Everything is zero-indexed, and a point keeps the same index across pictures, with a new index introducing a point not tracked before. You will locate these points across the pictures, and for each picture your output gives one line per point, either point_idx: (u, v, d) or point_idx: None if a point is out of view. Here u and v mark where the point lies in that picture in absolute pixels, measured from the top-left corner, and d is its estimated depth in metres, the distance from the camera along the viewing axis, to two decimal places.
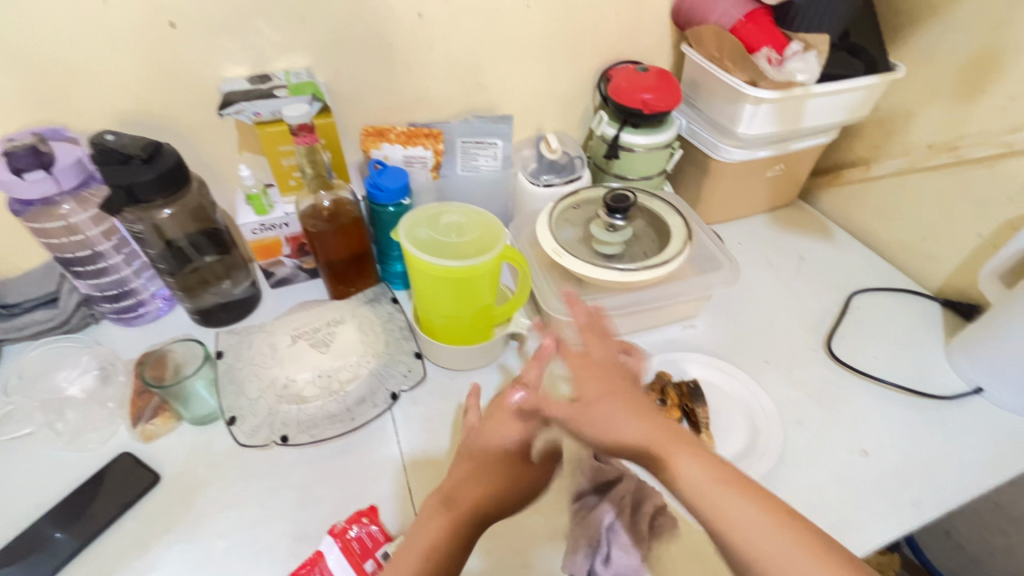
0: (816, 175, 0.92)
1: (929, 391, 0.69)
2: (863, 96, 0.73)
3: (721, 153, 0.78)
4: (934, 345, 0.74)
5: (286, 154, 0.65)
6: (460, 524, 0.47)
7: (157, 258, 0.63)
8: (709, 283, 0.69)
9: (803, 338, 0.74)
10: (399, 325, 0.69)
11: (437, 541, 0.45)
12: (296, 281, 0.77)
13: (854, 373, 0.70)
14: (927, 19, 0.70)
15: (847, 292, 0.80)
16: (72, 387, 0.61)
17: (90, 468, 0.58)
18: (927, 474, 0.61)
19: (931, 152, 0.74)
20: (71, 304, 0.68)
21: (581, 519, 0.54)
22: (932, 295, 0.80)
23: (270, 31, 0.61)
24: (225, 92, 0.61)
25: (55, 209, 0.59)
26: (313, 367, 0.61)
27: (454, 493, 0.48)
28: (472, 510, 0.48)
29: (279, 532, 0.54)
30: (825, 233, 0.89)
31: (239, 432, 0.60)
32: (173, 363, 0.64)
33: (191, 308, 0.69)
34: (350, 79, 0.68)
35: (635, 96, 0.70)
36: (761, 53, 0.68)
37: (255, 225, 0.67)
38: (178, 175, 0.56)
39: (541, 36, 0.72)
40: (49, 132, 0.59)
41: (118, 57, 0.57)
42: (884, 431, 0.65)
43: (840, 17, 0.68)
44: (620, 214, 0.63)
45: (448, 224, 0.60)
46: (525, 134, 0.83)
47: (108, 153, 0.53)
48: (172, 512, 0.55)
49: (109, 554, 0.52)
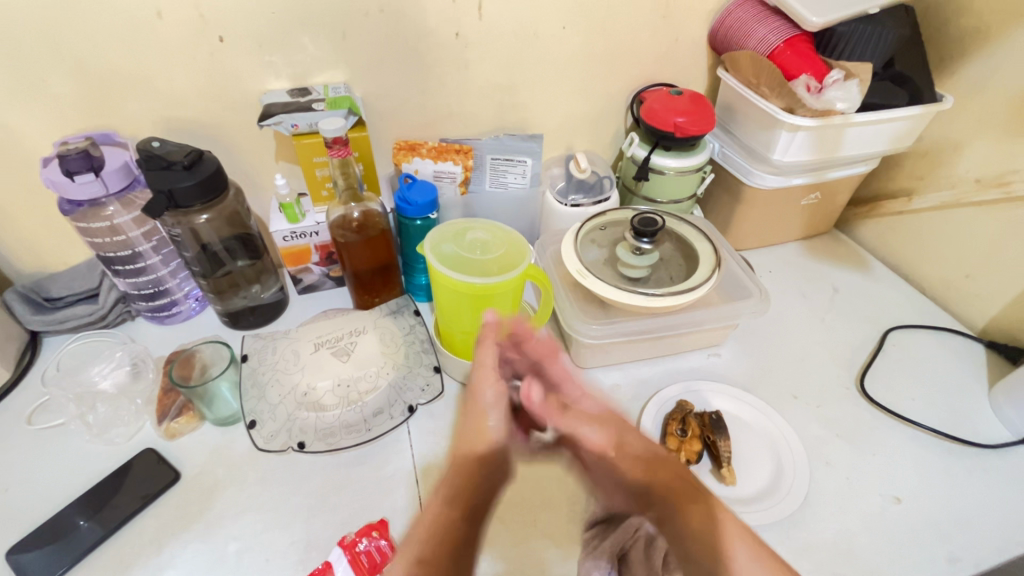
0: (853, 206, 0.89)
1: (970, 437, 0.65)
2: (906, 126, 0.71)
3: (754, 178, 0.76)
4: (976, 389, 0.70)
5: (321, 165, 0.67)
6: (455, 495, 0.46)
7: (192, 260, 0.66)
8: (737, 312, 0.68)
9: (834, 373, 0.72)
10: (420, 338, 0.69)
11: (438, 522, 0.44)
12: (322, 288, 0.78)
13: (888, 414, 0.67)
14: (977, 51, 0.68)
15: (883, 328, 0.77)
16: (104, 381, 0.63)
17: (116, 462, 0.60)
18: (966, 527, 0.57)
19: (978, 187, 0.71)
20: (110, 301, 0.70)
21: (591, 549, 0.54)
22: (975, 336, 0.76)
23: (314, 47, 0.63)
24: (266, 105, 0.63)
25: (101, 209, 0.62)
26: (333, 377, 0.63)
27: (454, 474, 0.47)
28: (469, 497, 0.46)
29: (292, 539, 0.54)
30: (862, 265, 0.86)
31: (258, 435, 0.61)
32: (200, 363, 0.65)
33: (221, 310, 0.72)
34: (386, 95, 0.69)
35: (667, 119, 0.70)
36: (799, 79, 0.67)
37: (286, 232, 0.68)
38: (217, 182, 0.58)
39: (576, 57, 0.72)
40: (101, 137, 0.62)
41: (170, 69, 0.60)
42: (919, 478, 0.61)
43: (885, 46, 0.67)
44: (647, 238, 0.62)
45: (474, 241, 0.61)
46: (555, 153, 0.83)
47: (153, 159, 0.55)
48: (190, 511, 0.56)
49: (127, 549, 0.53)
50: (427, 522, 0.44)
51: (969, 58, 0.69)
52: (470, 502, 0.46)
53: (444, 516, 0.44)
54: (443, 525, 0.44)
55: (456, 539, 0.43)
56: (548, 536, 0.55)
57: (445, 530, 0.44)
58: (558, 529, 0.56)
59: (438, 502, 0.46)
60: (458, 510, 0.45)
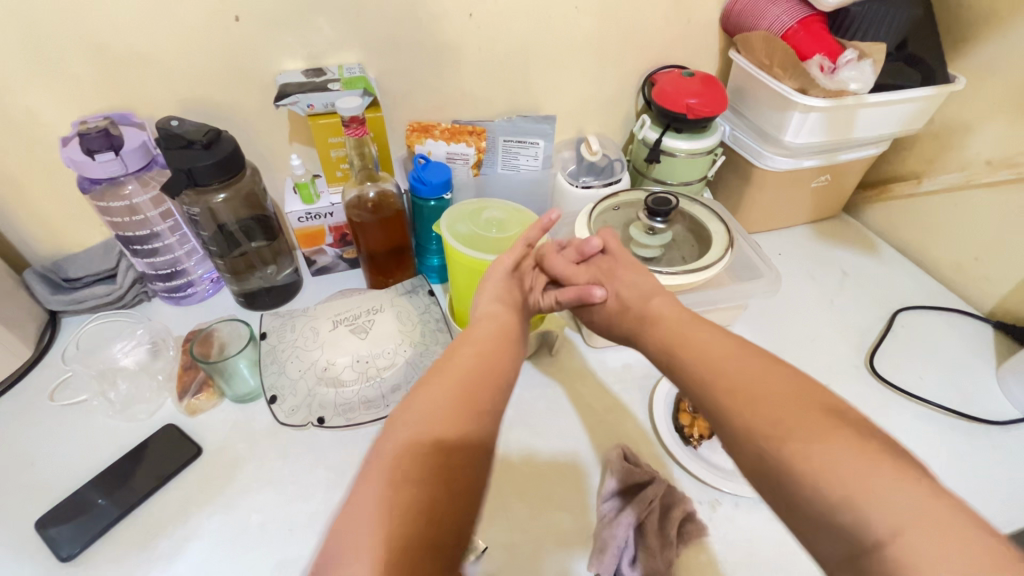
0: (862, 189, 0.89)
1: (977, 414, 0.66)
2: (920, 107, 0.71)
3: (766, 160, 0.77)
4: (984, 368, 0.71)
5: (336, 146, 0.67)
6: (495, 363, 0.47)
7: (209, 240, 0.66)
8: (749, 291, 0.68)
9: (844, 354, 0.72)
10: (435, 317, 0.69)
11: (478, 362, 0.47)
12: (336, 270, 0.79)
13: (895, 391, 0.68)
14: (988, 33, 0.68)
15: (891, 309, 0.78)
16: (125, 359, 0.65)
17: (135, 438, 0.61)
18: (974, 501, 0.58)
19: (989, 168, 0.72)
20: (127, 281, 0.71)
21: (607, 522, 0.54)
22: (983, 317, 0.77)
23: (329, 28, 0.63)
24: (281, 84, 0.63)
25: (120, 189, 0.63)
26: (351, 353, 0.64)
27: (485, 345, 0.49)
28: (489, 354, 0.48)
29: (314, 511, 0.56)
30: (870, 248, 0.87)
31: (279, 410, 0.62)
32: (219, 341, 0.66)
33: (237, 291, 0.73)
34: (399, 77, 0.69)
35: (679, 101, 0.70)
36: (813, 60, 0.67)
37: (301, 213, 0.69)
38: (235, 161, 0.59)
39: (589, 38, 0.72)
40: (118, 117, 0.63)
41: (186, 49, 0.60)
42: (926, 454, 0.62)
43: (898, 27, 0.67)
44: (660, 217, 0.63)
45: (489, 220, 0.62)
46: (566, 136, 0.83)
47: (172, 138, 0.56)
48: (212, 484, 0.57)
49: (151, 522, 0.54)
50: (416, 429, 0.41)
51: (980, 38, 0.69)
52: (497, 369, 0.47)
53: (474, 364, 0.47)
54: (474, 364, 0.46)
55: (482, 378, 0.46)
56: (563, 508, 0.57)
57: (486, 370, 0.46)
58: (574, 501, 0.57)
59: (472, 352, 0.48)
60: (488, 369, 0.46)
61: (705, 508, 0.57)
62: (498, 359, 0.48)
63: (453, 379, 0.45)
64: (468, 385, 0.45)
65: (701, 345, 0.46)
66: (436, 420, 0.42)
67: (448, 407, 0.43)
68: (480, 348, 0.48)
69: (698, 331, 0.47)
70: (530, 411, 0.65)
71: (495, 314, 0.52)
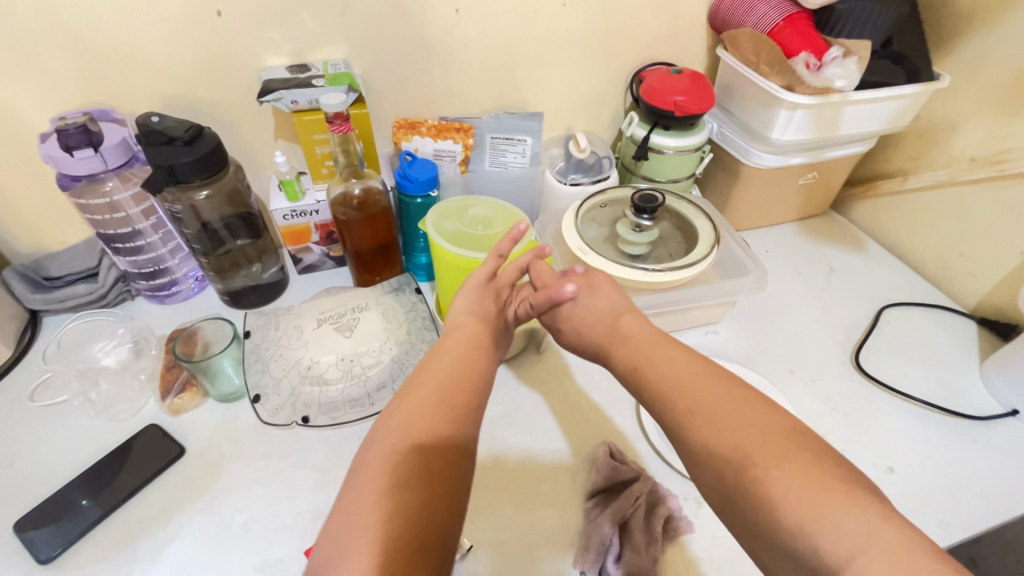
0: (849, 186, 0.90)
1: (961, 410, 0.67)
2: (906, 104, 0.71)
3: (753, 158, 0.77)
4: (968, 364, 0.72)
5: (321, 143, 0.67)
6: (471, 372, 0.48)
7: (192, 238, 0.66)
8: (734, 289, 0.69)
9: (831, 350, 0.73)
10: (421, 315, 0.69)
11: (453, 370, 0.47)
12: (323, 268, 0.78)
13: (881, 387, 0.68)
14: (972, 31, 0.69)
15: (878, 305, 0.78)
16: (107, 358, 0.64)
17: (118, 438, 0.60)
18: (958, 495, 0.59)
19: (973, 165, 0.72)
20: (110, 280, 0.70)
21: (592, 520, 0.54)
22: (968, 313, 0.78)
23: (313, 23, 0.62)
24: (265, 80, 0.63)
25: (100, 185, 0.61)
26: (336, 352, 0.63)
27: (461, 354, 0.49)
28: (466, 363, 0.48)
29: (298, 511, 0.55)
30: (857, 245, 0.87)
31: (262, 410, 0.61)
32: (202, 341, 0.65)
33: (221, 289, 0.72)
34: (384, 73, 0.69)
35: (667, 98, 0.70)
36: (799, 57, 0.68)
37: (286, 211, 0.68)
38: (217, 158, 0.58)
39: (576, 35, 0.72)
40: (98, 113, 0.62)
41: (167, 44, 0.60)
42: (911, 450, 0.63)
43: (884, 25, 0.67)
44: (647, 214, 0.63)
45: (475, 217, 0.62)
46: (554, 133, 0.83)
47: (153, 134, 0.55)
48: (195, 485, 0.57)
49: (132, 523, 0.54)
50: (398, 438, 0.41)
51: (964, 36, 0.69)
52: (472, 379, 0.47)
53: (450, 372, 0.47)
54: (450, 372, 0.47)
55: (458, 387, 0.46)
56: (549, 506, 0.56)
57: (462, 378, 0.47)
58: (561, 499, 0.57)
59: (449, 360, 0.49)
60: (464, 377, 0.47)
61: (691, 505, 0.57)
62: (472, 369, 0.48)
63: (435, 387, 0.45)
64: (443, 392, 0.45)
65: (667, 364, 0.46)
66: (418, 428, 0.42)
67: (430, 415, 0.43)
68: (453, 358, 0.49)
69: (664, 351, 0.48)
70: (516, 409, 0.64)
71: (466, 327, 0.52)
